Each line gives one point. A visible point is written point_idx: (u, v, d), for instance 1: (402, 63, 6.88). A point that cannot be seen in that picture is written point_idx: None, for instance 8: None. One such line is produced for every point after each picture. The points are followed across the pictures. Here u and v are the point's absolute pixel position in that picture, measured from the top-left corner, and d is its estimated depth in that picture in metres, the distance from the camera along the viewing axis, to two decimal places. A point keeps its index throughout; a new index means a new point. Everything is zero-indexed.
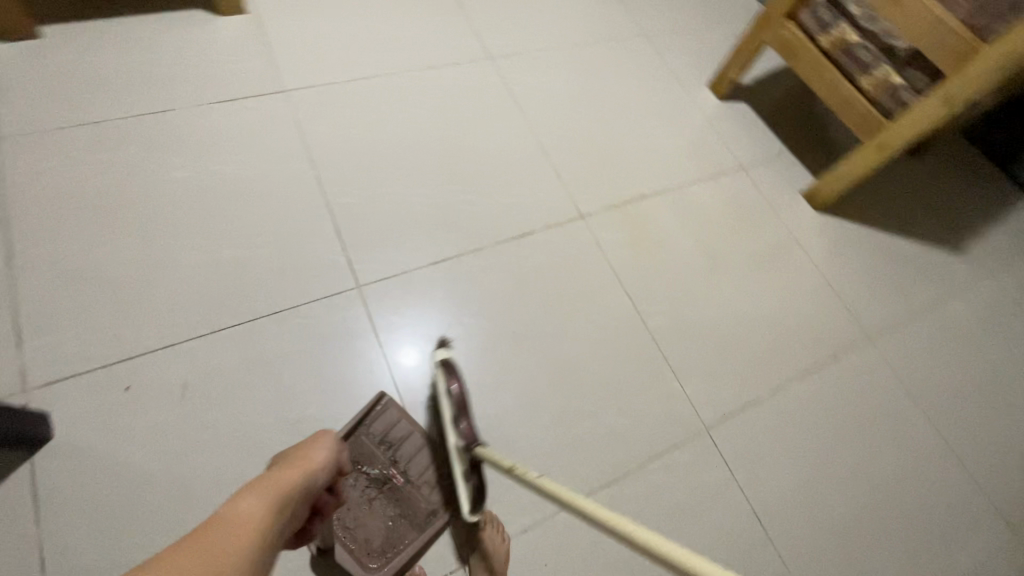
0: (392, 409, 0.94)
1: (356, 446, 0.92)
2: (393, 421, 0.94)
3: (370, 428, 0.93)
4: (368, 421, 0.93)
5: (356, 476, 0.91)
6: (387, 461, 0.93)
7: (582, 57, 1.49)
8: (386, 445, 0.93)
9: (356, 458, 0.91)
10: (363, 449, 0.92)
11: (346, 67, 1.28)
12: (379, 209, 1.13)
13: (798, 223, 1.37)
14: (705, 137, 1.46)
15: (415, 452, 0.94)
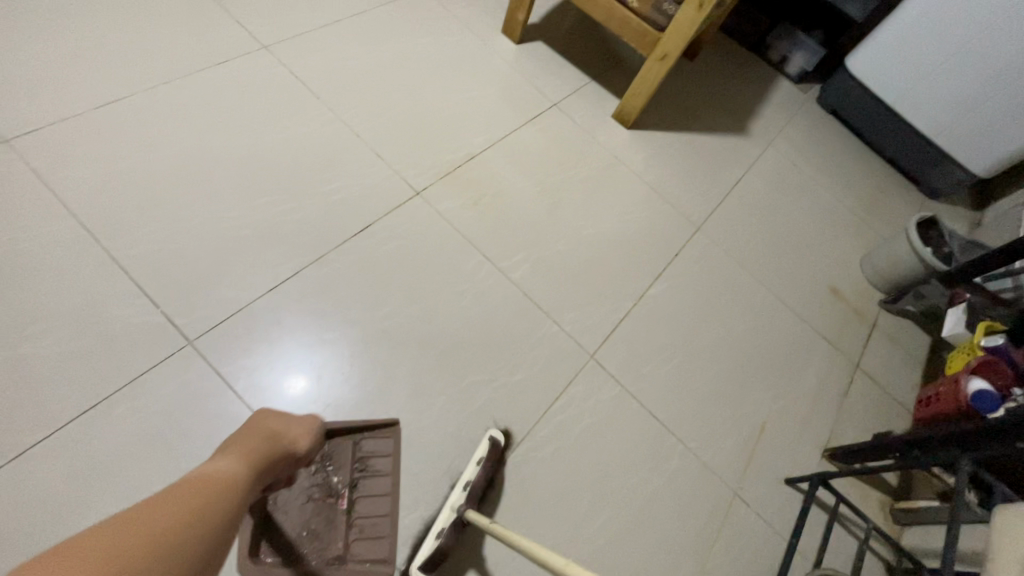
0: (388, 439, 0.92)
1: (338, 446, 0.90)
2: (384, 453, 0.91)
3: (358, 442, 0.91)
4: (371, 435, 0.92)
5: (320, 470, 0.88)
6: (349, 478, 0.89)
7: (368, 24, 1.40)
8: (360, 465, 0.90)
9: (335, 455, 0.90)
10: (346, 453, 0.90)
11: (85, 97, 1.05)
12: (189, 249, 0.97)
13: (616, 143, 1.47)
14: (514, 81, 1.48)
15: (374, 494, 0.88)
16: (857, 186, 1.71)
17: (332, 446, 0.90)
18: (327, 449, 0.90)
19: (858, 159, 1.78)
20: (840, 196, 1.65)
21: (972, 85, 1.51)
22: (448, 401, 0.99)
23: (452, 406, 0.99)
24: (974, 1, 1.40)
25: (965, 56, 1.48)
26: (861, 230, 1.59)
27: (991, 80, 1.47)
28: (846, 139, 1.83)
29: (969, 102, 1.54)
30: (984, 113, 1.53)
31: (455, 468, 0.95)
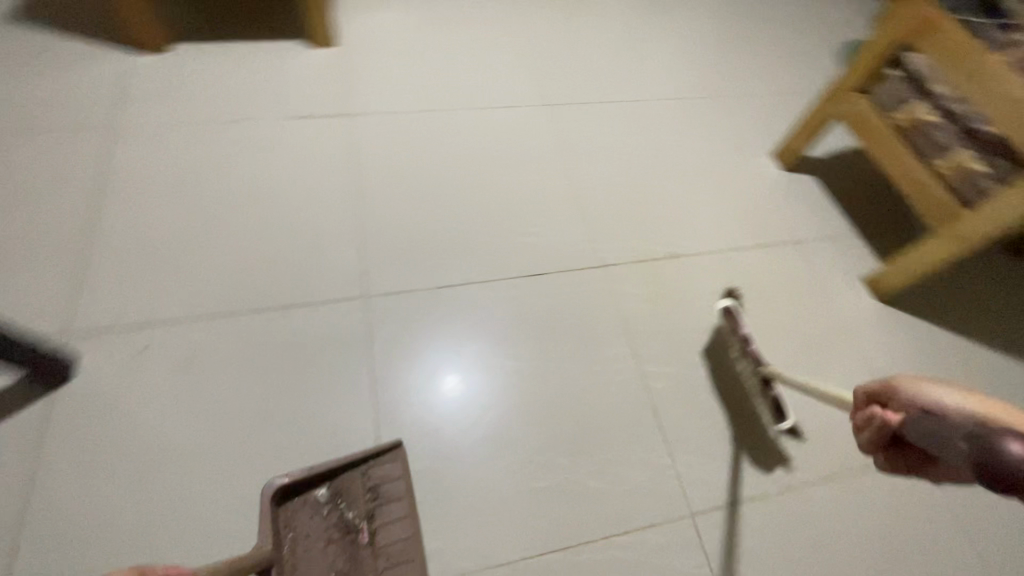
0: (397, 460, 0.92)
1: (346, 482, 0.89)
2: (393, 476, 0.90)
3: (367, 470, 0.90)
4: (374, 464, 0.91)
5: (331, 510, 0.86)
6: (364, 509, 0.88)
7: (639, 111, 1.50)
8: (373, 495, 0.89)
9: (342, 491, 0.88)
10: (353, 487, 0.89)
11: (411, 102, 1.40)
12: (406, 229, 1.18)
13: (850, 309, 1.24)
14: (758, 204, 1.38)
15: (395, 518, 0.88)
16: None
17: (339, 484, 0.88)
18: (335, 486, 0.88)
19: None
20: None
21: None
22: (519, 464, 0.96)
23: (520, 470, 0.96)
24: None
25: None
26: None
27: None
28: None
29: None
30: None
31: (491, 529, 0.91)
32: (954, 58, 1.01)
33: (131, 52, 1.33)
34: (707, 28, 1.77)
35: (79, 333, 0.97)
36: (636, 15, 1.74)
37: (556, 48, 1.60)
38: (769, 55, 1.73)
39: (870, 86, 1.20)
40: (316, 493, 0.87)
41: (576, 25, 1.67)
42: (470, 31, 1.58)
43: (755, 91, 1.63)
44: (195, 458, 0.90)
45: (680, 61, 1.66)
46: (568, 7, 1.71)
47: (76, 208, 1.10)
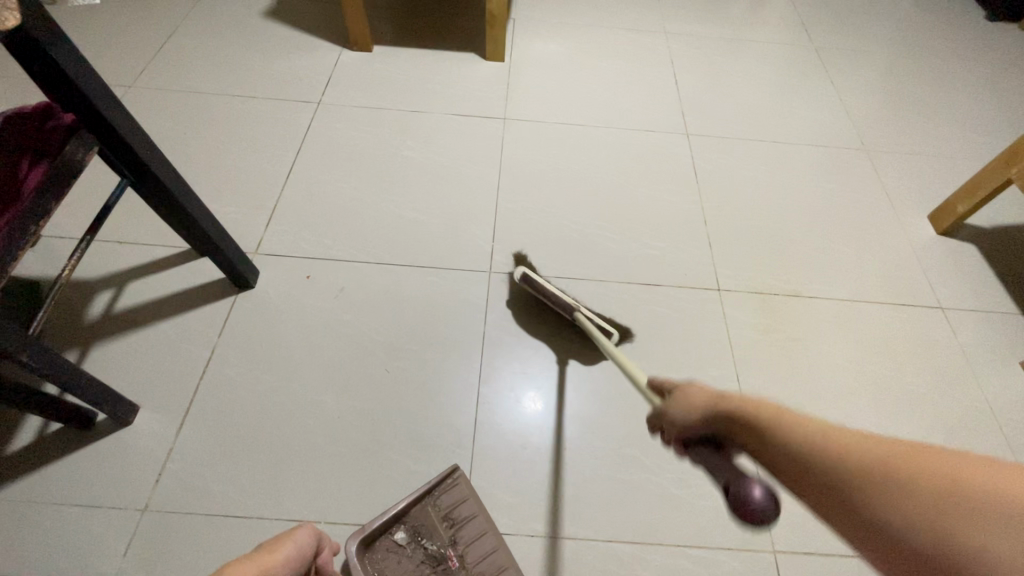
0: (458, 485, 0.91)
1: (420, 518, 0.90)
2: (461, 498, 0.90)
3: (434, 502, 0.90)
4: (439, 492, 0.91)
5: (415, 547, 0.88)
6: (445, 538, 0.89)
7: (782, 153, 1.50)
8: (449, 522, 0.89)
9: (420, 528, 0.89)
10: (428, 520, 0.90)
11: (560, 116, 1.53)
12: (536, 221, 1.29)
13: (1001, 393, 1.10)
14: (902, 262, 1.30)
15: (476, 538, 0.88)
16: None
17: (414, 522, 0.90)
18: (412, 526, 0.90)
19: None
20: None
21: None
22: (604, 454, 0.99)
23: (604, 459, 0.98)
24: None
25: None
26: None
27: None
28: None
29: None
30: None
31: (567, 505, 0.93)
32: None
33: (344, 49, 1.63)
34: (867, 87, 1.73)
35: (264, 253, 1.18)
36: (789, 68, 1.77)
37: (704, 87, 1.66)
38: (936, 118, 1.64)
39: None
40: (395, 537, 0.89)
41: (727, 69, 1.73)
42: (622, 64, 1.71)
43: (915, 151, 1.54)
44: (323, 374, 1.04)
45: (832, 113, 1.63)
46: (720, 53, 1.78)
47: (281, 158, 1.35)
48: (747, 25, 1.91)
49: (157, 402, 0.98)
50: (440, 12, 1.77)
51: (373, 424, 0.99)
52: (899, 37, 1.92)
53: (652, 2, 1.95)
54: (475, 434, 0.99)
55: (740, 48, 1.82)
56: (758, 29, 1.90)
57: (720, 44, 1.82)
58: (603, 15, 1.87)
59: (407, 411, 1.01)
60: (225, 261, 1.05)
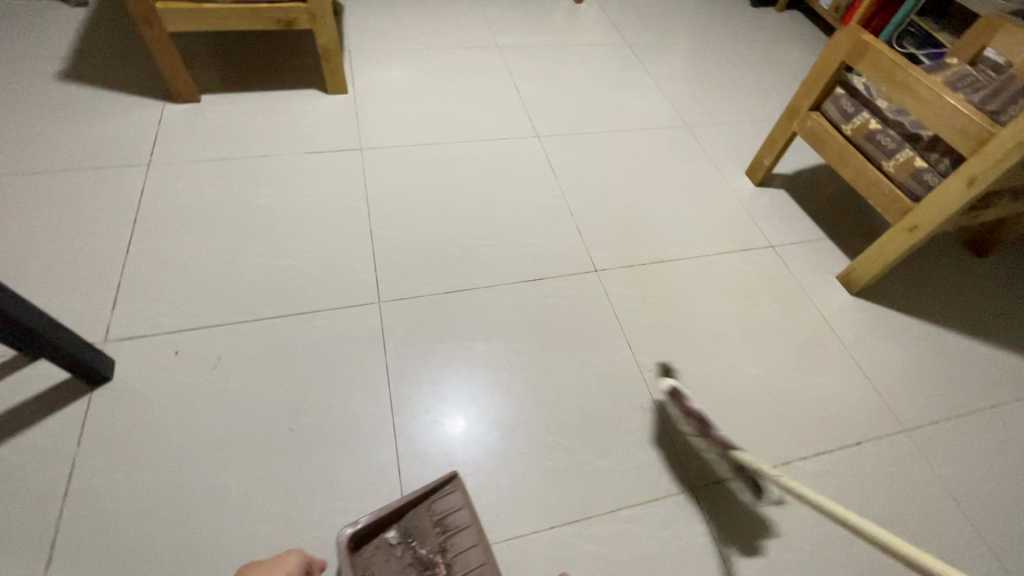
0: (457, 491, 0.92)
1: (414, 520, 0.90)
2: (456, 506, 0.91)
3: (431, 503, 0.91)
4: (437, 496, 0.91)
5: (404, 550, 0.88)
6: (434, 545, 0.88)
7: (622, 139, 1.67)
8: (441, 528, 0.89)
9: (412, 529, 0.89)
10: (422, 523, 0.90)
11: (417, 137, 1.56)
12: (416, 243, 1.30)
13: (829, 305, 1.34)
14: (736, 216, 1.51)
15: (465, 549, 0.88)
16: None
17: (408, 523, 0.90)
18: (405, 526, 0.89)
19: None
20: None
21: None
22: (530, 449, 1.02)
23: (531, 454, 1.02)
24: None
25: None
26: None
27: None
28: None
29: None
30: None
31: (506, 508, 0.95)
32: (886, 71, 1.15)
33: (167, 103, 1.50)
34: (677, 73, 1.98)
35: (117, 339, 1.04)
36: (612, 65, 1.97)
37: (544, 92, 1.79)
38: (734, 92, 1.94)
39: (823, 103, 1.34)
40: (385, 536, 0.88)
41: (560, 73, 1.89)
42: (465, 80, 1.78)
43: (725, 121, 1.81)
44: (219, 452, 0.94)
45: (655, 99, 1.85)
46: (551, 60, 1.94)
47: (117, 230, 1.21)
48: (568, 32, 2.09)
49: (13, 542, 0.82)
50: (268, 52, 1.70)
51: (289, 489, 0.92)
52: (691, 28, 2.24)
53: (480, 20, 2.06)
54: (401, 467, 0.97)
55: (567, 53, 1.99)
56: (579, 34, 2.09)
57: (548, 51, 1.98)
58: (437, 37, 1.93)
59: (324, 465, 0.96)
60: (69, 358, 0.91)
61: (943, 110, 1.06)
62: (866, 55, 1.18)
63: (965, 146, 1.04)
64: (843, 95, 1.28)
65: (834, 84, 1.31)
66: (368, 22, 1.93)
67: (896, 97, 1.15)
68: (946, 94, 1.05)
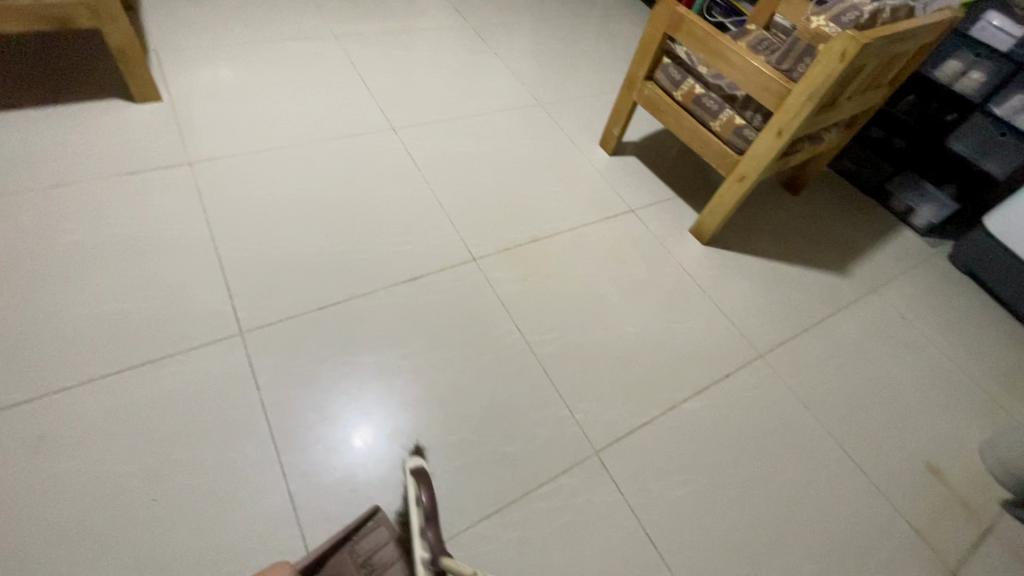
0: (382, 527, 0.84)
1: (337, 568, 0.78)
2: (381, 542, 0.82)
3: (354, 547, 0.81)
4: (358, 537, 0.82)
5: None
6: None
7: (480, 123, 1.66)
8: (368, 568, 0.79)
9: None
10: (346, 570, 0.78)
11: (256, 142, 1.41)
12: (275, 259, 1.18)
13: (686, 256, 1.47)
14: (597, 186, 1.60)
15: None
16: (990, 356, 1.46)
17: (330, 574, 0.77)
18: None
19: (995, 326, 1.56)
20: (960, 363, 1.43)
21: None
22: (436, 452, 0.99)
23: (438, 457, 0.99)
24: None
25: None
26: (984, 407, 1.34)
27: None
28: (980, 302, 1.62)
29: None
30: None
31: None
32: (700, 39, 1.27)
33: None
34: (524, 52, 2.02)
35: None
36: (459, 49, 1.94)
37: (393, 81, 1.72)
38: (578, 67, 2.03)
39: (654, 73, 1.44)
40: None
41: (406, 60, 1.82)
42: (304, 75, 1.64)
43: (574, 96, 1.88)
44: (63, 550, 0.79)
45: (506, 80, 1.87)
46: (396, 47, 1.86)
47: None
48: (409, 16, 2.02)
49: None
50: (46, 59, 1.41)
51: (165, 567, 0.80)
52: (530, 6, 2.29)
53: (310, 8, 1.90)
54: (297, 508, 0.89)
55: (411, 39, 1.92)
56: (421, 18, 2.03)
57: (390, 38, 1.89)
58: (263, 29, 1.75)
59: (203, 530, 0.84)
60: None
61: (749, 71, 1.20)
62: (683, 26, 1.29)
63: (770, 101, 1.19)
64: (670, 64, 1.39)
65: (661, 55, 1.42)
66: (176, 16, 1.68)
67: (712, 63, 1.27)
68: (749, 57, 1.19)
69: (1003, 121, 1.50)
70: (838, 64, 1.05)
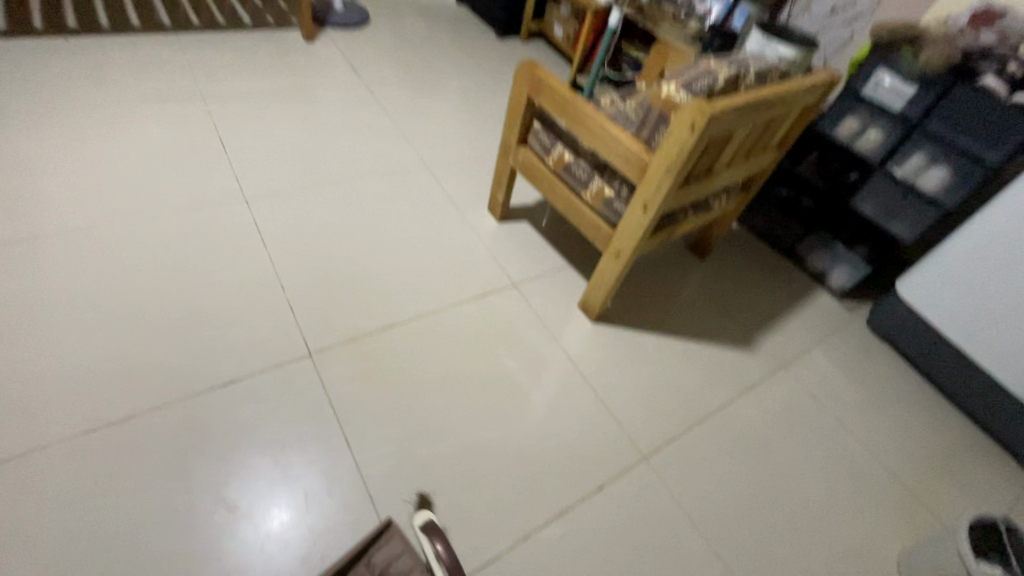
0: (392, 540, 0.89)
1: None
2: (396, 552, 0.88)
3: (369, 559, 0.87)
4: (374, 550, 0.88)
5: None
6: None
7: (353, 189, 1.52)
8: None
9: None
10: None
11: (71, 219, 1.23)
12: (48, 367, 0.99)
13: (570, 338, 1.31)
14: (479, 256, 1.44)
15: None
16: (909, 442, 1.32)
17: None
18: None
19: (914, 403, 1.42)
20: (877, 452, 1.28)
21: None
22: None
23: None
24: (957, 293, 1.33)
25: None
26: (901, 506, 1.18)
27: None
28: (900, 374, 1.49)
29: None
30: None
31: None
32: (562, 105, 1.15)
33: None
34: (420, 110, 1.90)
35: None
36: (348, 107, 1.82)
37: (262, 144, 1.58)
38: (479, 125, 1.92)
39: (528, 137, 1.32)
40: None
41: (284, 120, 1.69)
42: (155, 140, 1.49)
43: (469, 156, 1.76)
44: None
45: (394, 140, 1.74)
46: (275, 107, 1.73)
47: None
48: (299, 74, 1.90)
49: None
50: None
51: None
52: (438, 63, 2.20)
53: (184, 67, 1.77)
54: None
55: (295, 97, 1.79)
56: (313, 76, 1.92)
57: (271, 97, 1.76)
58: (121, 91, 1.61)
59: None
60: None
61: (611, 140, 1.07)
62: (544, 90, 1.17)
63: (633, 172, 1.06)
64: (541, 128, 1.27)
65: (533, 118, 1.30)
66: (14, 80, 1.53)
67: (575, 129, 1.15)
68: (610, 126, 1.07)
69: (904, 182, 1.41)
70: (690, 136, 0.93)
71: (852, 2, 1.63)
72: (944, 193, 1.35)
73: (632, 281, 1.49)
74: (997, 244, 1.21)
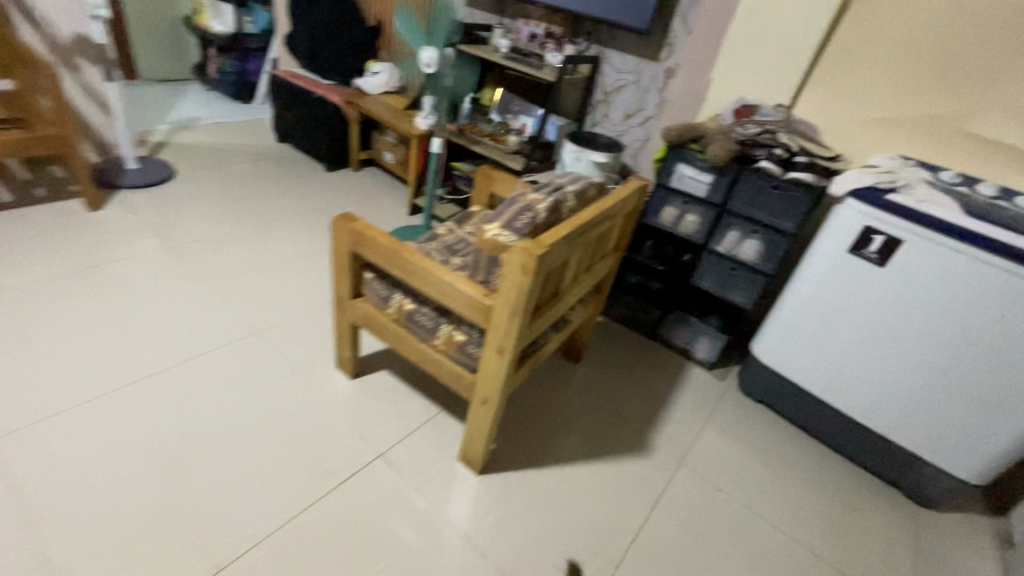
0: None
1: None
2: None
3: None
4: None
5: None
6: None
7: (160, 388, 1.24)
8: None
9: None
10: None
11: None
12: None
13: (455, 504, 1.13)
14: (332, 429, 1.23)
15: None
16: (811, 506, 1.32)
17: None
18: None
19: (803, 461, 1.45)
20: (788, 528, 1.25)
21: (954, 336, 1.20)
22: None
23: None
24: (813, 340, 1.42)
25: (942, 297, 1.19)
26: None
27: (978, 331, 1.17)
28: (782, 433, 1.53)
29: (949, 362, 1.23)
30: (987, 368, 1.19)
31: None
32: (388, 256, 1.04)
33: None
34: (244, 267, 1.70)
35: None
36: (151, 284, 1.55)
37: (26, 357, 1.25)
38: (318, 269, 1.76)
39: (362, 289, 1.19)
40: None
41: (60, 318, 1.38)
42: None
43: (308, 308, 1.58)
44: None
45: (215, 310, 1.50)
46: (47, 303, 1.41)
47: None
48: (82, 254, 1.61)
49: None
50: None
51: None
52: (262, 210, 2.04)
53: None
54: None
55: (77, 284, 1.49)
56: (102, 252, 1.63)
57: (42, 291, 1.45)
58: None
59: None
60: None
61: (447, 288, 0.98)
62: (366, 243, 1.06)
63: (478, 317, 0.97)
64: (373, 279, 1.15)
65: (362, 269, 1.17)
66: None
67: (409, 279, 1.04)
68: (443, 273, 0.98)
69: (728, 257, 1.53)
70: (524, 277, 0.86)
71: (640, 108, 1.84)
72: (762, 261, 1.48)
73: (511, 415, 1.36)
74: (828, 291, 1.35)
